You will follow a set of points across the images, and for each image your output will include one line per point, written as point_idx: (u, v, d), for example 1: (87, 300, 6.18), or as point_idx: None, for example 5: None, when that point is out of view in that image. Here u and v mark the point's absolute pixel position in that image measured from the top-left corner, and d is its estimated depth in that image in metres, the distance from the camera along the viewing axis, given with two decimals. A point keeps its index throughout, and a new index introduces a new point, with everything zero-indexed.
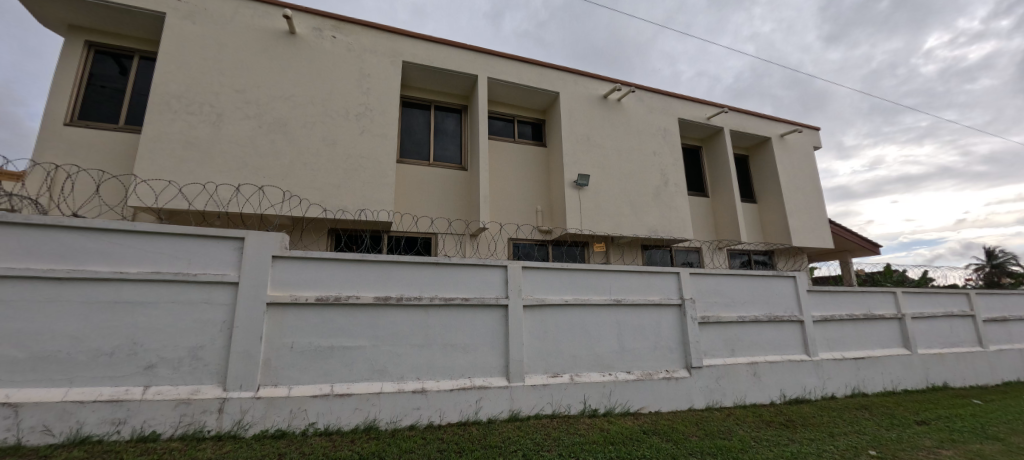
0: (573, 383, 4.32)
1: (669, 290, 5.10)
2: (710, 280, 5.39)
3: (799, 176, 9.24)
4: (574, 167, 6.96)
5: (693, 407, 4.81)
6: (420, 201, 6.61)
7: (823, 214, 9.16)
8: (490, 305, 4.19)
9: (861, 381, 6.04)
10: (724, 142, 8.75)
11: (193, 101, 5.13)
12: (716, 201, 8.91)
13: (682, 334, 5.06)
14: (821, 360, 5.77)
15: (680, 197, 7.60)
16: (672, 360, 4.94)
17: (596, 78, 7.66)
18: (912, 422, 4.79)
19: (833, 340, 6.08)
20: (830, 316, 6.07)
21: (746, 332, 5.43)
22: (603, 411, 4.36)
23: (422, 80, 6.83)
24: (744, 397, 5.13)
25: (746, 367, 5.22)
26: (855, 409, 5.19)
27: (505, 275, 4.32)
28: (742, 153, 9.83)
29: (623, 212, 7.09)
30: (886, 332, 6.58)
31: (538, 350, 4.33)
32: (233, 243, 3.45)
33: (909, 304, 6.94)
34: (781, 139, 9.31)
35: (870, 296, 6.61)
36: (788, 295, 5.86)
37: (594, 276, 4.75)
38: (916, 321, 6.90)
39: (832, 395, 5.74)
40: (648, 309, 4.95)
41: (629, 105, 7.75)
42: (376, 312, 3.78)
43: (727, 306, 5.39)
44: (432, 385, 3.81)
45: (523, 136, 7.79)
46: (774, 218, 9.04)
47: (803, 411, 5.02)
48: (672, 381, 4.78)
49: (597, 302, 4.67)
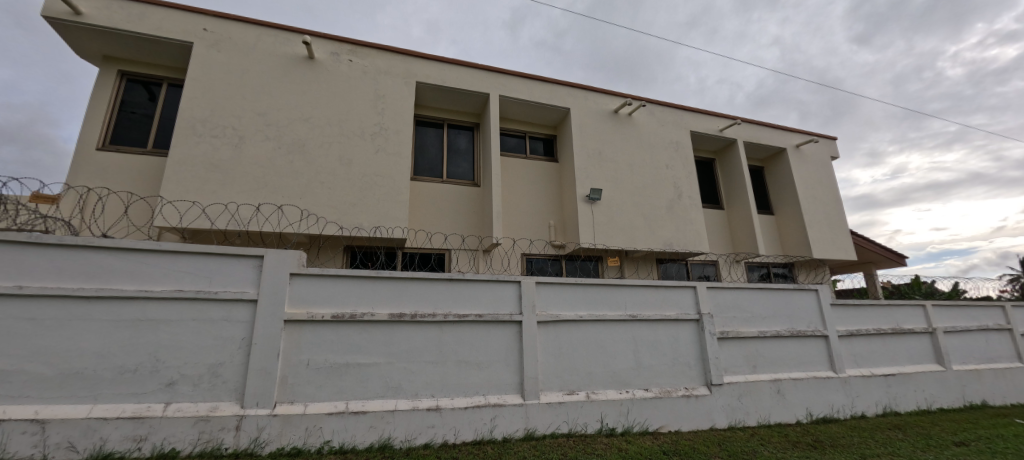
0: (589, 400, 4.24)
1: (685, 305, 5.01)
2: (729, 294, 5.28)
3: (817, 187, 9.07)
4: (587, 182, 6.96)
5: (714, 426, 4.65)
6: (434, 217, 6.69)
7: (844, 225, 8.92)
8: (504, 321, 4.17)
9: (892, 399, 5.77)
10: (738, 154, 8.66)
11: (217, 124, 5.34)
12: (732, 213, 8.77)
13: (701, 349, 4.94)
14: (849, 376, 5.55)
15: (694, 209, 7.52)
16: (692, 377, 4.82)
17: (606, 93, 7.72)
18: (950, 443, 4.54)
19: (860, 356, 5.85)
20: (856, 331, 5.87)
21: (767, 348, 5.26)
22: (620, 430, 4.26)
23: (436, 99, 6.99)
24: (768, 416, 4.95)
25: (769, 384, 5.05)
26: (888, 429, 4.94)
27: (519, 291, 4.30)
28: (756, 165, 9.70)
29: (636, 226, 7.03)
30: (917, 347, 6.30)
31: (553, 367, 4.27)
32: (252, 261, 3.53)
33: (940, 318, 6.65)
34: (796, 150, 9.18)
35: (898, 309, 6.37)
36: (811, 309, 5.69)
37: (607, 290, 4.70)
38: (949, 336, 6.60)
39: (862, 414, 5.49)
40: (664, 325, 4.85)
41: (639, 119, 7.77)
42: (391, 329, 3.80)
43: (748, 321, 5.26)
44: (447, 403, 3.78)
45: (535, 152, 7.86)
46: (792, 230, 8.84)
47: (831, 431, 4.81)
48: (691, 399, 4.65)
49: (611, 318, 4.60)
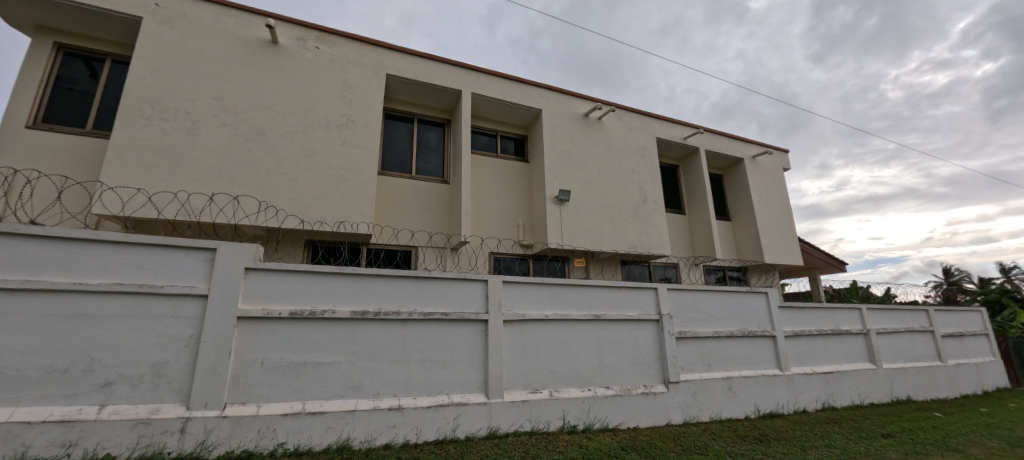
0: (552, 398, 4.30)
1: (646, 306, 5.17)
2: (687, 296, 5.51)
3: (770, 196, 9.62)
4: (556, 183, 7.05)
5: (670, 422, 4.84)
6: (401, 214, 6.56)
7: (792, 233, 9.51)
8: (470, 320, 4.16)
9: (830, 395, 6.22)
10: (700, 161, 9.04)
11: (168, 107, 5.00)
12: (692, 218, 9.14)
13: (660, 348, 5.13)
14: (793, 374, 5.93)
15: (657, 213, 7.78)
16: (651, 376, 4.99)
17: (577, 97, 7.84)
18: (879, 435, 4.94)
19: (803, 355, 6.26)
20: (801, 331, 6.28)
21: (721, 347, 5.54)
22: (581, 427, 4.35)
23: (407, 93, 6.85)
24: (719, 412, 5.21)
25: (721, 382, 5.32)
26: (825, 423, 5.32)
27: (486, 289, 4.31)
28: (716, 172, 10.16)
29: (603, 228, 7.19)
30: (853, 347, 6.82)
31: (518, 366, 4.30)
32: (204, 254, 3.33)
33: (873, 320, 7.22)
34: (752, 160, 9.69)
35: (837, 312, 6.87)
36: (761, 310, 6.03)
37: (572, 290, 4.78)
38: (881, 336, 7.18)
39: (804, 409, 5.88)
40: (627, 325, 5.00)
41: (608, 123, 7.95)
42: (352, 327, 3.70)
43: (704, 321, 5.51)
44: (409, 402, 3.72)
45: (505, 151, 7.87)
46: (747, 236, 9.33)
47: (776, 425, 5.12)
48: (649, 396, 4.81)
49: (576, 318, 4.69)
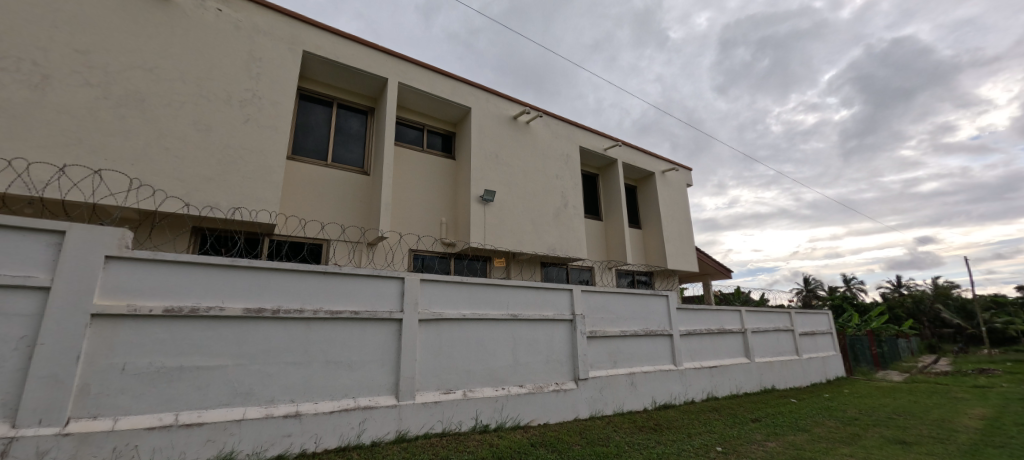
0: (465, 398, 4.27)
1: (562, 306, 5.39)
2: (599, 297, 5.86)
3: (675, 208, 10.63)
4: (481, 182, 7.05)
5: (578, 417, 5.09)
6: (312, 204, 6.06)
7: (691, 242, 10.62)
8: (382, 319, 3.97)
9: (714, 387, 7.03)
10: (617, 172, 9.68)
11: (7, 54, 4.04)
12: (608, 225, 9.76)
13: (572, 347, 5.37)
14: (685, 369, 6.61)
15: (577, 218, 8.17)
16: (562, 373, 5.20)
17: (507, 99, 7.94)
18: (749, 419, 5.71)
19: (694, 351, 7.00)
20: (693, 330, 7.03)
21: (626, 345, 5.97)
22: (494, 426, 4.39)
23: (326, 74, 6.35)
24: (622, 406, 5.61)
25: (625, 377, 5.73)
26: (708, 411, 6.01)
27: (402, 287, 4.14)
28: (631, 184, 10.97)
29: (525, 230, 7.35)
30: (733, 344, 7.81)
31: (431, 366, 4.20)
32: (48, 238, 2.74)
33: (750, 320, 8.34)
34: (662, 175, 10.64)
35: (723, 313, 7.81)
36: (662, 312, 6.63)
37: (492, 290, 4.81)
38: (755, 334, 8.32)
39: (692, 400, 6.59)
40: (542, 324, 5.16)
41: (536, 128, 8.16)
42: (245, 326, 3.32)
43: (612, 321, 5.90)
44: (308, 408, 3.43)
45: (432, 146, 7.69)
46: (654, 244, 10.19)
47: (669, 415, 5.65)
48: (560, 393, 5.01)
49: (493, 318, 4.72)
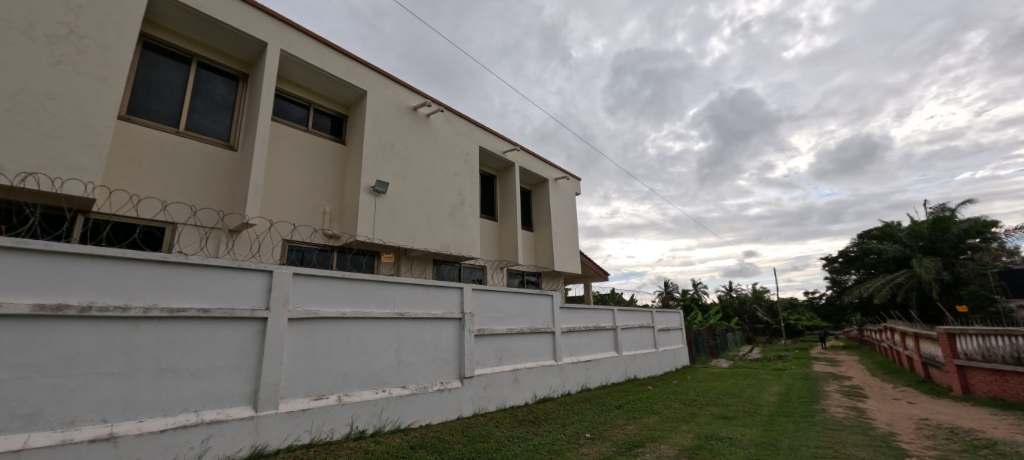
0: (339, 404, 3.93)
1: (451, 305, 5.35)
2: (489, 296, 5.97)
3: (564, 214, 11.41)
4: (374, 172, 6.62)
5: (461, 416, 5.09)
6: (154, 178, 4.99)
7: (576, 247, 11.50)
8: (241, 318, 3.43)
9: (587, 379, 7.70)
10: (514, 175, 10.00)
11: None
12: (502, 226, 10.02)
13: (460, 345, 5.37)
14: (564, 363, 7.11)
15: (473, 217, 8.21)
16: (447, 372, 5.15)
17: (408, 88, 7.60)
18: (614, 407, 6.38)
19: (572, 347, 7.59)
20: (573, 328, 7.62)
21: (512, 343, 6.18)
22: (370, 431, 4.13)
23: (184, 25, 5.30)
24: (505, 401, 5.78)
25: (509, 374, 5.93)
26: (581, 402, 6.55)
27: (269, 282, 3.65)
28: (526, 188, 11.43)
29: (418, 226, 7.12)
30: (606, 339, 8.67)
31: (301, 371, 3.77)
32: None
33: (620, 318, 9.36)
34: (554, 182, 11.32)
35: (599, 312, 8.62)
36: (546, 310, 7.05)
37: (377, 287, 4.54)
38: (623, 331, 9.36)
39: (569, 392, 7.11)
40: (429, 323, 5.05)
41: (436, 122, 7.98)
42: (34, 328, 2.55)
43: (500, 320, 6.07)
44: (129, 428, 2.79)
45: (319, 128, 6.97)
46: (544, 246, 10.78)
47: (547, 408, 6.00)
48: (444, 392, 4.95)
49: (377, 316, 4.46)
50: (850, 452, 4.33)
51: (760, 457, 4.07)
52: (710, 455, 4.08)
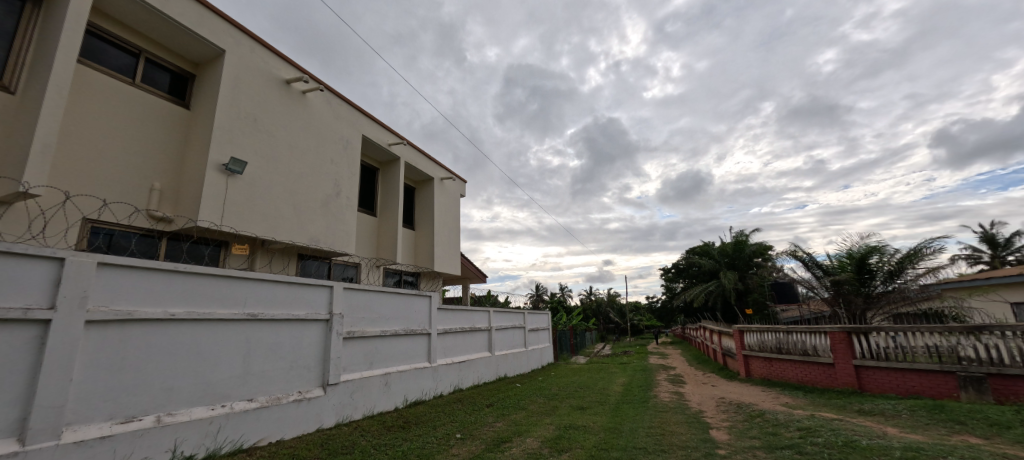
0: (158, 426, 3.21)
1: (317, 305, 4.89)
2: (361, 296, 5.64)
3: (447, 215, 11.37)
4: (228, 148, 5.64)
5: (321, 427, 4.64)
6: None
7: (458, 248, 11.57)
8: (8, 320, 2.55)
9: (460, 379, 7.77)
10: (399, 170, 9.59)
11: None
12: (382, 222, 9.50)
13: (324, 350, 4.92)
14: (438, 365, 7.08)
15: (349, 210, 7.61)
16: (306, 380, 4.65)
17: (280, 57, 6.69)
18: (485, 405, 6.56)
19: (446, 348, 7.59)
20: (449, 329, 7.67)
21: (383, 345, 5.92)
22: (201, 456, 3.47)
23: None
24: (373, 408, 5.47)
25: (379, 378, 5.66)
26: (453, 403, 6.58)
27: (60, 273, 2.82)
28: (411, 184, 11.05)
29: (282, 215, 6.29)
30: (480, 340, 8.90)
31: (102, 387, 2.98)
32: None
33: (495, 319, 9.75)
34: (440, 181, 11.22)
35: (475, 313, 8.83)
36: (423, 311, 6.98)
37: (222, 284, 3.89)
38: (497, 331, 9.75)
39: (441, 393, 7.07)
40: (288, 325, 4.51)
41: (313, 102, 7.19)
42: None
43: (372, 321, 5.78)
44: None
45: (152, 84, 5.65)
46: (425, 246, 10.56)
47: (418, 411, 5.87)
48: (302, 403, 4.45)
49: (219, 317, 3.81)
50: (673, 429, 5.23)
51: (608, 440, 4.60)
52: (567, 443, 4.49)
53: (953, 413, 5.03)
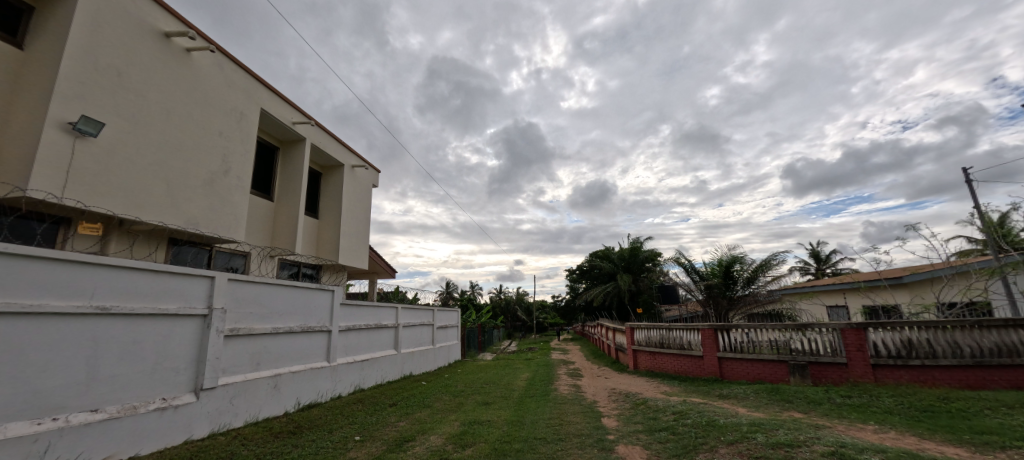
0: None
1: (193, 298, 4.27)
2: (250, 289, 5.07)
3: (356, 205, 10.70)
4: (78, 104, 4.60)
5: (191, 439, 4.04)
6: None
7: (366, 241, 10.95)
8: None
9: (362, 379, 7.38)
10: (303, 152, 8.76)
11: None
12: (279, 208, 8.59)
13: (199, 350, 4.30)
14: (337, 364, 6.65)
15: (239, 192, 6.74)
16: (175, 385, 4.02)
17: (159, 5, 5.67)
18: (387, 405, 6.32)
19: (348, 346, 7.17)
20: (352, 326, 7.27)
21: (274, 344, 5.40)
22: None
23: None
24: (257, 414, 4.93)
25: (267, 380, 5.14)
26: (352, 404, 6.23)
27: None
28: (316, 169, 10.16)
29: (151, 192, 5.34)
30: (386, 337, 8.58)
31: None
32: None
33: (403, 316, 9.47)
34: (350, 169, 10.50)
35: (381, 310, 8.49)
36: (323, 307, 6.54)
37: (60, 270, 3.20)
38: (404, 329, 9.47)
39: (339, 395, 6.65)
40: (153, 321, 3.87)
41: (200, 63, 6.23)
42: None
43: (262, 317, 5.23)
44: None
45: None
46: (329, 237, 9.81)
47: (312, 414, 5.44)
48: (167, 411, 3.84)
49: (55, 310, 3.13)
50: (570, 419, 5.62)
51: (510, 433, 4.78)
52: (472, 438, 4.55)
53: (785, 394, 6.21)
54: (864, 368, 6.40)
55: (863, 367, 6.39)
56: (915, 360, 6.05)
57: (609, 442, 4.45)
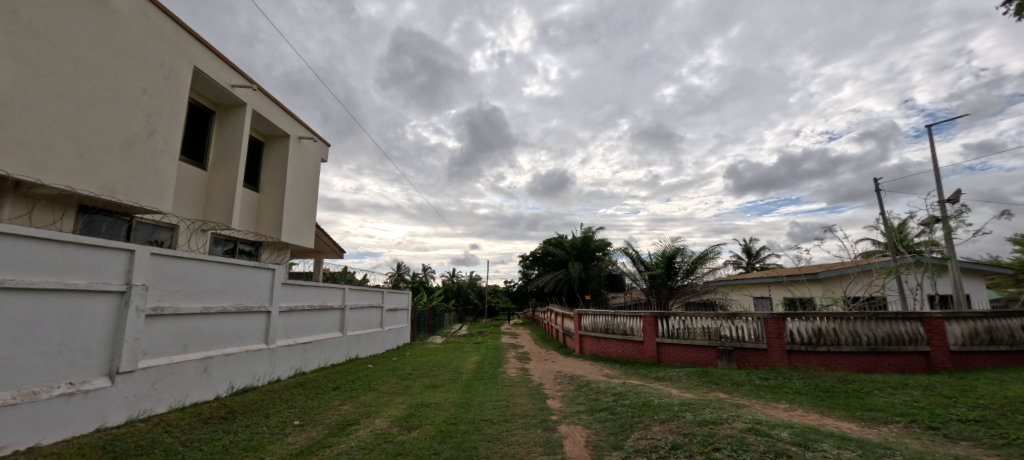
0: None
1: (108, 274, 3.86)
2: (177, 265, 4.66)
3: (302, 179, 10.07)
4: None
5: (103, 426, 3.69)
6: None
7: (312, 218, 10.38)
8: None
9: (303, 362, 7.08)
10: (242, 119, 8.07)
11: None
12: (214, 178, 7.90)
13: (115, 330, 3.91)
14: (276, 347, 6.33)
15: (164, 157, 6.10)
16: (85, 369, 3.63)
17: None
18: (330, 388, 6.13)
19: (288, 328, 6.83)
20: (293, 307, 6.91)
21: (204, 325, 5.04)
22: None
23: None
24: (183, 399, 4.59)
25: (195, 363, 4.80)
26: (292, 387, 5.97)
27: None
28: (258, 138, 9.40)
29: (56, 151, 4.70)
30: (330, 319, 8.26)
31: None
32: None
33: (349, 298, 9.13)
34: (296, 140, 9.82)
35: (326, 290, 8.14)
36: (262, 286, 6.16)
37: None
38: (350, 310, 9.15)
39: (278, 378, 6.35)
40: (56, 298, 3.44)
41: (119, 7, 5.48)
42: None
43: (191, 296, 4.84)
44: None
45: None
46: (271, 212, 9.20)
47: (247, 399, 5.15)
48: (75, 396, 3.46)
49: None
50: (517, 400, 5.77)
51: (457, 415, 4.82)
52: (418, 420, 4.54)
53: (712, 376, 6.77)
54: (780, 353, 7.08)
55: (780, 352, 7.07)
56: (822, 347, 6.80)
57: (552, 422, 4.61)
